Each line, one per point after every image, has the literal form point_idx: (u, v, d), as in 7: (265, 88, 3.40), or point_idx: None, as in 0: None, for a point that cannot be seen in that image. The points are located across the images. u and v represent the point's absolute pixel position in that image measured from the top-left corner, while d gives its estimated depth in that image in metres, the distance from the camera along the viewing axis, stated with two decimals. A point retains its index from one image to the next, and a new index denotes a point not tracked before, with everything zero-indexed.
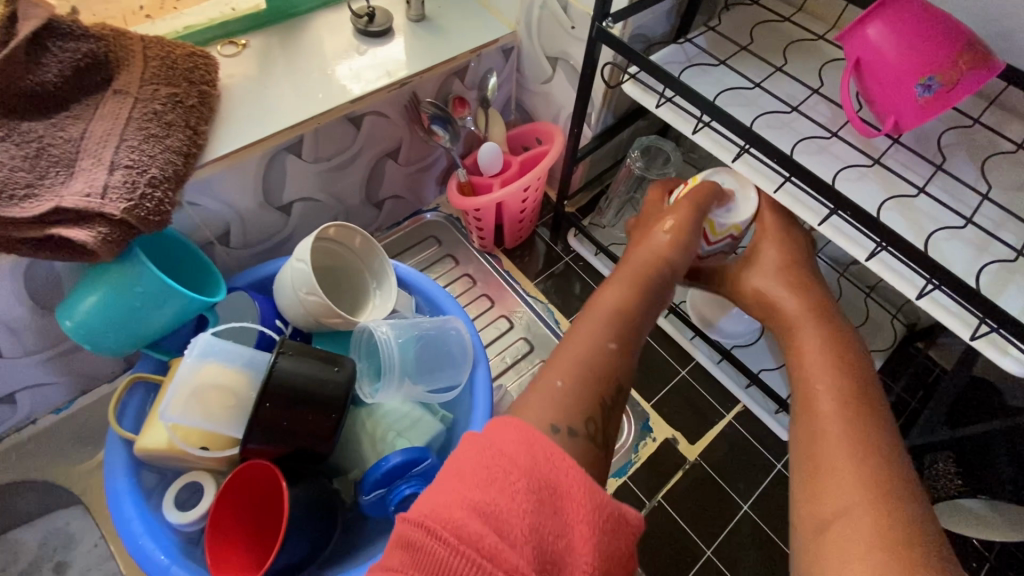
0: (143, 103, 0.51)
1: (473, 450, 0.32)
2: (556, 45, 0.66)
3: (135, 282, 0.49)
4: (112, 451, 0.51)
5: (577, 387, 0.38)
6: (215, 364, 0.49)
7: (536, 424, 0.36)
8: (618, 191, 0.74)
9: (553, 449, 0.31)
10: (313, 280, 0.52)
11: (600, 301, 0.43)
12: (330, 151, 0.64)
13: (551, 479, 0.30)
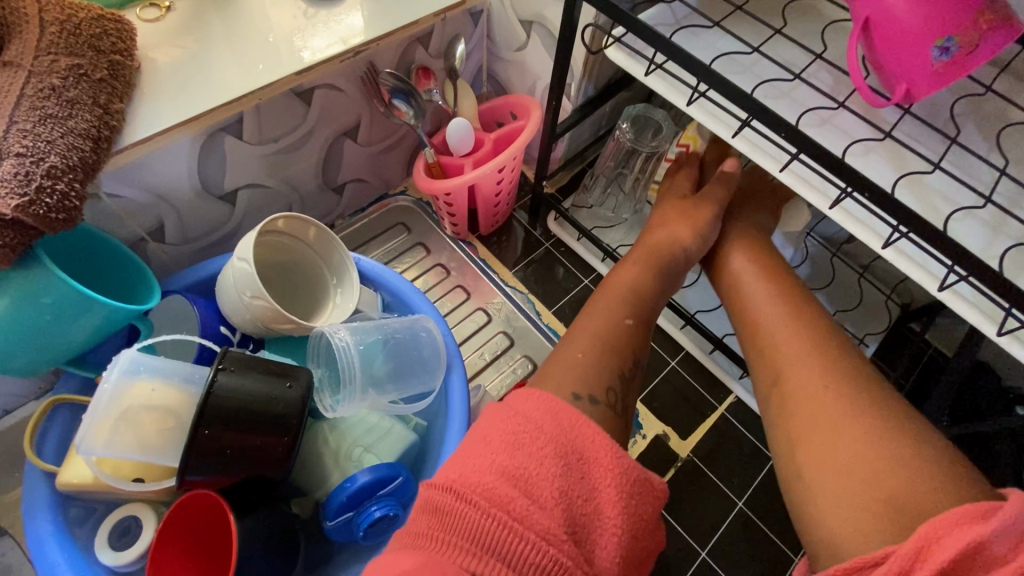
0: (37, 77, 0.43)
1: (500, 417, 0.33)
2: (531, 7, 0.59)
3: (41, 293, 0.41)
4: (31, 487, 0.44)
5: (596, 359, 0.41)
6: (145, 384, 0.43)
7: (558, 393, 0.38)
8: (606, 167, 0.68)
9: (576, 415, 0.33)
10: (257, 283, 0.46)
11: (619, 281, 0.49)
12: (277, 131, 0.57)
13: (577, 445, 0.32)
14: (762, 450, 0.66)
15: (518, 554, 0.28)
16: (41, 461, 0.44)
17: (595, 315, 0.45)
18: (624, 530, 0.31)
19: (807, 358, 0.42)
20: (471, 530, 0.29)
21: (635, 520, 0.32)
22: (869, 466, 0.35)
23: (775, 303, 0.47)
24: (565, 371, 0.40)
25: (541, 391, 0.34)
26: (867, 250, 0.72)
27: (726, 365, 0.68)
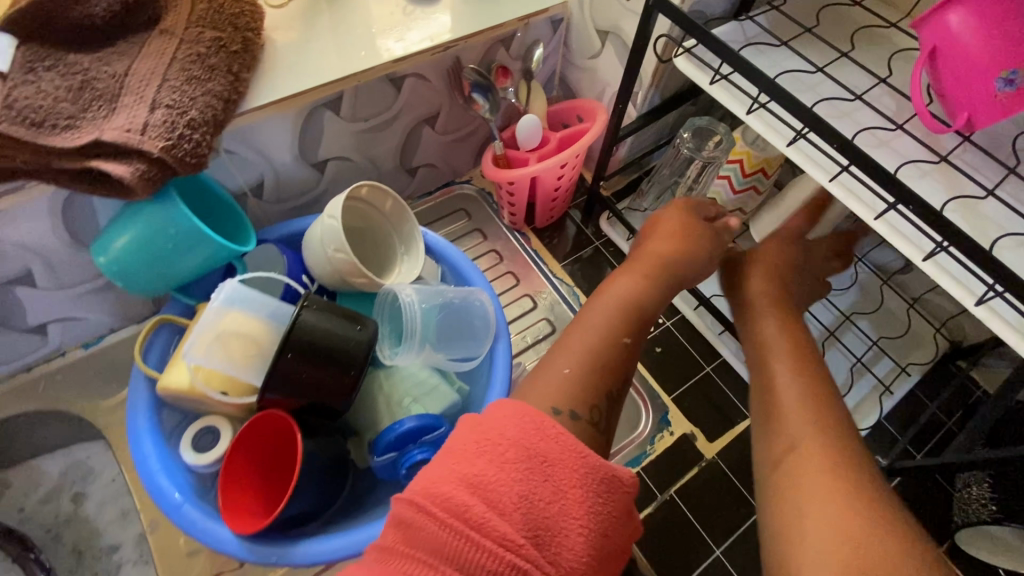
0: (187, 44, 0.50)
1: (471, 427, 0.35)
2: (608, 18, 0.64)
3: (168, 224, 0.50)
4: (135, 387, 0.51)
5: (581, 374, 0.42)
6: (240, 311, 0.49)
7: (539, 405, 0.39)
8: (663, 174, 0.73)
9: (544, 418, 0.35)
10: (342, 238, 0.52)
11: (617, 289, 0.48)
12: (369, 112, 0.64)
13: (539, 448, 0.34)
14: None
15: (474, 558, 0.30)
16: (147, 365, 0.51)
17: (596, 325, 0.45)
18: (589, 529, 0.33)
19: (805, 411, 0.40)
20: (434, 538, 0.30)
21: (600, 519, 0.33)
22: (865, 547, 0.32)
23: (784, 336, 0.47)
24: (548, 378, 0.42)
25: (512, 396, 0.36)
26: (921, 282, 0.72)
27: None
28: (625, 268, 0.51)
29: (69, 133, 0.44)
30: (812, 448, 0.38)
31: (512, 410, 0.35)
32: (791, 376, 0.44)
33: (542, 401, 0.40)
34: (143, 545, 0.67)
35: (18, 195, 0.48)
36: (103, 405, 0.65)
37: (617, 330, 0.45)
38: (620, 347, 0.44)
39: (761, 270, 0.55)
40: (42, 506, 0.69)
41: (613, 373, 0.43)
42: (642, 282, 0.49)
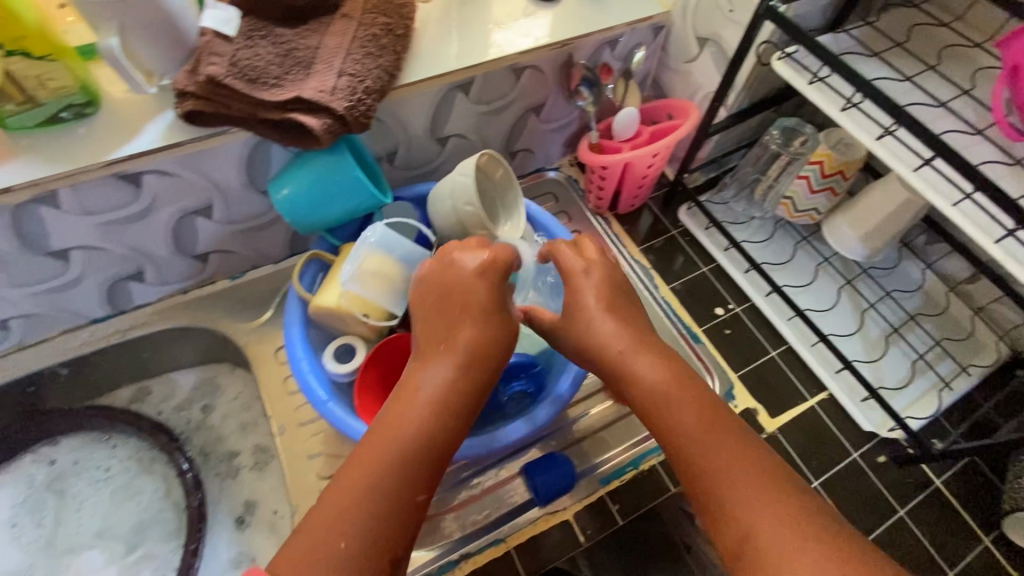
0: (364, 26, 0.61)
1: (316, 525, 0.39)
2: (709, 27, 0.72)
3: (337, 170, 0.61)
4: (290, 303, 0.62)
5: (405, 462, 0.41)
6: (385, 251, 0.59)
7: (360, 494, 0.40)
8: (747, 171, 0.81)
9: (320, 525, 0.39)
10: (472, 193, 0.61)
11: (420, 388, 0.45)
12: (491, 97, 0.73)
13: (318, 562, 0.37)
14: (847, 446, 0.72)
15: None
16: (301, 288, 0.62)
17: (410, 411, 0.44)
18: None
19: (742, 492, 0.39)
20: None
21: None
22: None
23: (665, 371, 0.47)
24: (367, 464, 0.41)
25: (311, 519, 0.39)
26: (986, 292, 0.75)
27: (825, 361, 0.75)
28: (448, 337, 0.48)
29: (276, 90, 0.55)
30: (753, 477, 0.40)
31: (357, 488, 0.40)
32: (658, 400, 0.46)
33: (366, 493, 0.40)
34: (259, 455, 0.77)
35: (222, 137, 0.59)
36: (240, 329, 0.76)
37: (450, 399, 0.45)
38: (448, 430, 0.44)
39: (600, 277, 0.54)
40: (178, 412, 0.80)
41: (429, 439, 0.43)
42: (453, 371, 0.46)
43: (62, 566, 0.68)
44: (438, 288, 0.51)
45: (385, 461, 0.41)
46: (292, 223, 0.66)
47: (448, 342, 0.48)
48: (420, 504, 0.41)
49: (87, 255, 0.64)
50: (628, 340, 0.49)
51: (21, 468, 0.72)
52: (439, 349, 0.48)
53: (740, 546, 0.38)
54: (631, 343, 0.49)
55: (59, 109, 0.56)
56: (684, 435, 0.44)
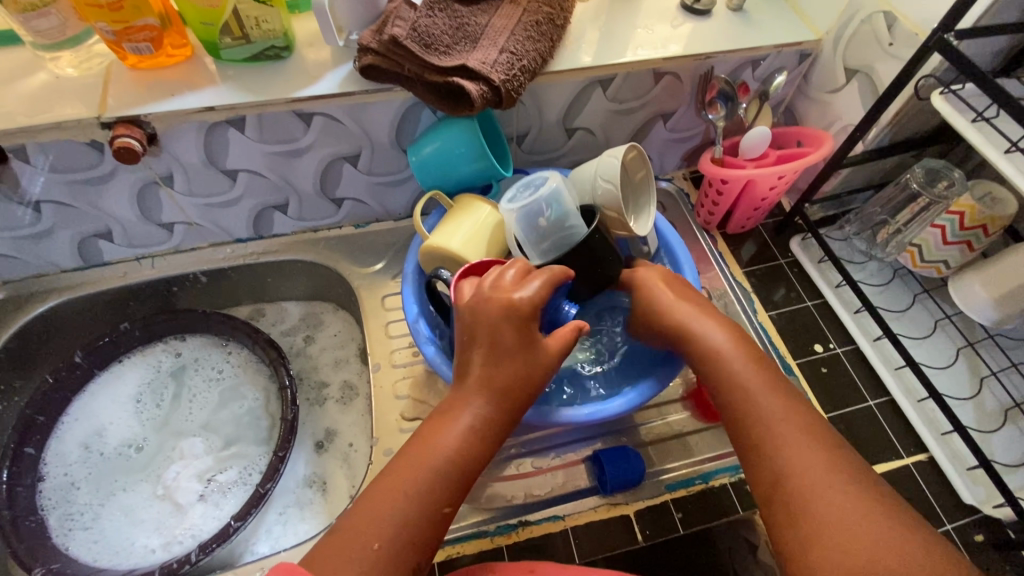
0: (529, 13, 0.66)
1: (383, 501, 0.46)
2: (862, 59, 0.71)
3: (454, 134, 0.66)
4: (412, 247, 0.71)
5: (455, 446, 0.49)
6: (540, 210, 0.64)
7: (419, 468, 0.48)
8: (874, 211, 0.78)
9: (383, 500, 0.46)
10: (615, 171, 0.64)
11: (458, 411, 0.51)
12: (626, 97, 0.76)
13: (394, 522, 0.45)
14: (939, 515, 0.67)
15: None
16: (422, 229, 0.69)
17: (440, 442, 0.49)
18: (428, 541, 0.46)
19: (775, 422, 0.49)
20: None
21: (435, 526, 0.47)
22: (863, 510, 0.43)
23: (721, 335, 0.57)
24: (420, 450, 0.49)
25: (372, 499, 0.47)
26: None
27: (930, 421, 0.71)
28: (485, 372, 0.52)
29: (445, 57, 0.61)
30: (781, 420, 0.49)
31: (397, 501, 0.46)
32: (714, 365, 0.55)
33: (422, 467, 0.48)
34: (345, 390, 0.84)
35: (387, 94, 0.66)
36: (354, 271, 0.83)
37: (491, 415, 0.51)
38: (484, 445, 0.51)
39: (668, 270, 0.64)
40: (283, 336, 0.88)
41: (464, 455, 0.49)
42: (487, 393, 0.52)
43: (167, 445, 0.76)
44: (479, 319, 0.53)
45: (434, 449, 0.49)
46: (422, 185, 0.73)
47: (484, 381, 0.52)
48: (445, 515, 0.48)
49: (250, 178, 0.73)
50: (691, 312, 0.59)
51: (151, 353, 0.81)
52: (476, 388, 0.52)
53: (770, 468, 0.48)
54: (700, 315, 0.59)
55: (264, 48, 0.65)
56: (735, 385, 0.53)
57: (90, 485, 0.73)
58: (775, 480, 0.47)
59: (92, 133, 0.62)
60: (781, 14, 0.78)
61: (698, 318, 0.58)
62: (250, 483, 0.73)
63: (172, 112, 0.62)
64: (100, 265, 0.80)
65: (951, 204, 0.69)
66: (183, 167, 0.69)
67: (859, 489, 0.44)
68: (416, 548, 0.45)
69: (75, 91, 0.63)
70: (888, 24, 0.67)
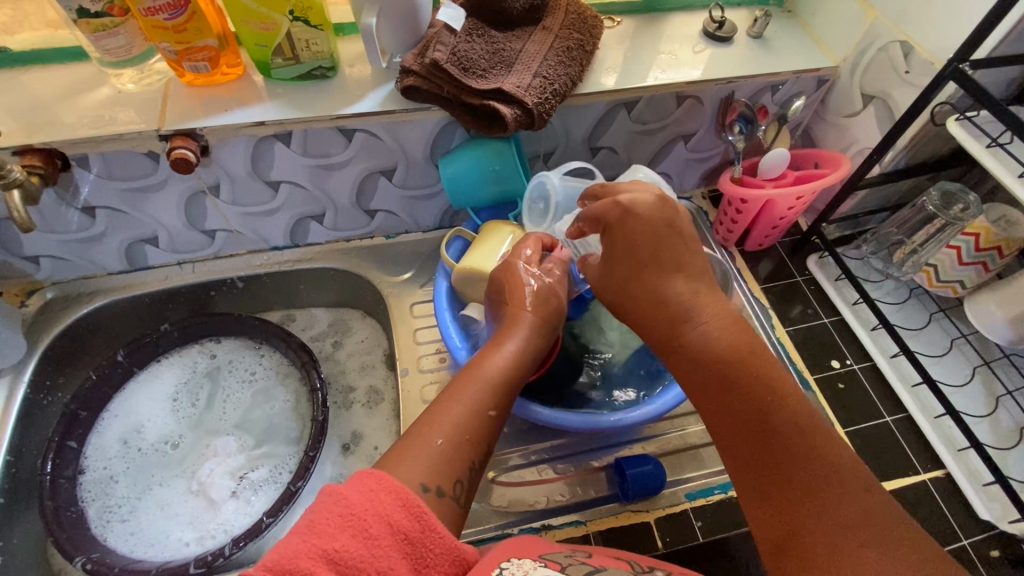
0: (561, 39, 0.70)
1: (455, 407, 0.53)
2: (879, 85, 0.74)
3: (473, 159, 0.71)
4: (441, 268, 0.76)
5: (508, 370, 0.58)
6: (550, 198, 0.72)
7: (483, 384, 0.55)
8: (890, 231, 0.80)
9: (456, 409, 0.53)
10: None
11: (507, 343, 0.60)
12: (650, 119, 0.80)
13: (468, 428, 0.52)
14: (957, 531, 0.67)
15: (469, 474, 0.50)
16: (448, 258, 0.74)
17: (494, 366, 0.57)
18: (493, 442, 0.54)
19: (767, 449, 0.48)
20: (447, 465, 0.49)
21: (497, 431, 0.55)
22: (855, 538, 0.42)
23: (705, 347, 0.55)
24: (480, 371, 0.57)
25: (448, 406, 0.53)
26: None
27: (947, 438, 0.72)
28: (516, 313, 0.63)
29: (482, 81, 0.64)
30: (774, 446, 0.48)
31: (468, 411, 0.53)
32: (723, 378, 0.52)
33: (486, 385, 0.55)
34: (371, 395, 0.86)
35: (424, 113, 0.70)
36: (384, 279, 0.86)
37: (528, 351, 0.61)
38: (522, 370, 0.59)
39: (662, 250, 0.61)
40: (312, 341, 0.91)
41: (508, 376, 0.58)
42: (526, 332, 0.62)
43: (202, 443, 0.79)
44: (508, 280, 0.66)
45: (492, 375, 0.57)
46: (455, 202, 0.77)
47: (518, 322, 0.63)
48: (492, 420, 0.54)
49: (291, 189, 0.76)
50: (674, 315, 0.58)
51: (187, 354, 0.85)
52: (511, 329, 0.62)
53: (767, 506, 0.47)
54: (682, 321, 0.57)
55: (311, 68, 0.69)
56: (724, 412, 0.51)
57: (128, 479, 0.76)
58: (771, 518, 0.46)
59: (150, 144, 0.66)
60: (800, 41, 0.81)
61: (681, 319, 0.58)
62: (281, 482, 0.76)
63: (225, 126, 0.66)
64: (144, 268, 0.84)
65: (967, 225, 0.70)
66: (229, 178, 0.73)
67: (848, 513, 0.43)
68: (468, 444, 0.51)
69: (135, 104, 0.67)
70: (904, 52, 0.70)
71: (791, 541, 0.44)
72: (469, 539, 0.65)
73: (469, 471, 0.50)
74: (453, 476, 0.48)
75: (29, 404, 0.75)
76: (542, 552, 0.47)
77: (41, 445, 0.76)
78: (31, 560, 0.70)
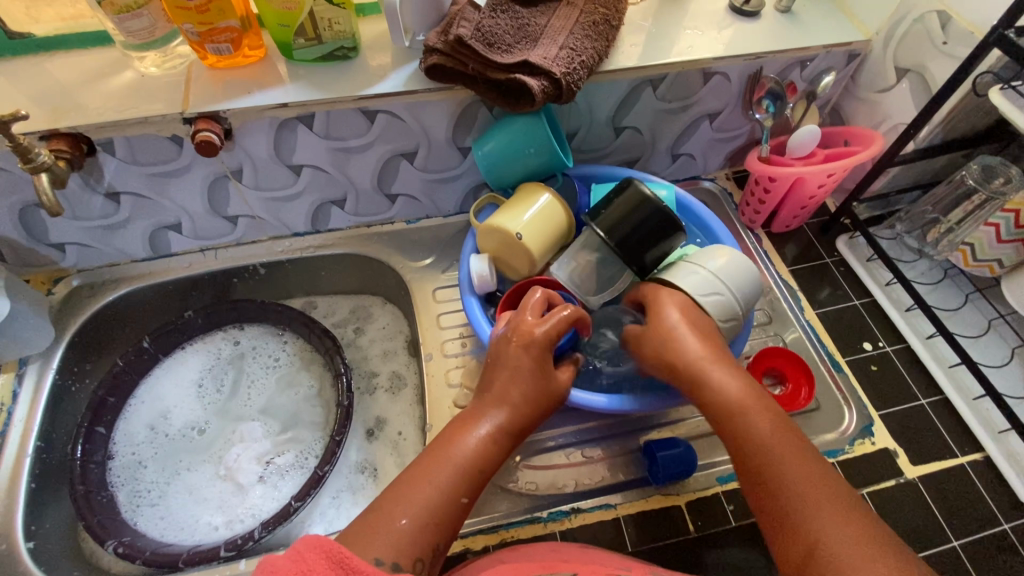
0: (586, 14, 0.68)
1: (416, 485, 0.51)
2: (914, 57, 0.72)
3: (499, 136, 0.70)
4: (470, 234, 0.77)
5: (481, 451, 0.55)
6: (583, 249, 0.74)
7: (451, 461, 0.53)
8: (924, 209, 0.78)
9: (416, 484, 0.52)
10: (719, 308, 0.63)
11: (480, 420, 0.57)
12: (675, 97, 0.78)
13: (431, 513, 0.50)
14: (998, 515, 0.66)
15: (426, 552, 0.48)
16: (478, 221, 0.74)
17: (465, 442, 0.55)
18: (451, 529, 0.51)
19: (789, 477, 0.51)
20: (395, 541, 0.47)
21: (457, 516, 0.52)
22: (870, 550, 0.46)
23: (733, 386, 0.57)
24: (449, 449, 0.54)
25: (409, 481, 0.52)
26: None
27: (986, 420, 0.70)
28: (499, 379, 0.60)
29: (507, 55, 0.63)
30: (795, 474, 0.51)
31: (427, 492, 0.51)
32: (743, 421, 0.55)
33: (451, 463, 0.53)
34: (394, 380, 0.86)
35: (447, 92, 0.69)
36: (405, 264, 0.85)
37: (509, 429, 0.57)
38: (495, 451, 0.56)
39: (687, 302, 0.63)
40: (334, 328, 0.91)
41: (479, 459, 0.55)
42: (509, 407, 0.58)
43: (228, 429, 0.79)
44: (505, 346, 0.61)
45: (460, 456, 0.54)
46: (485, 173, 0.75)
47: (499, 396, 0.59)
48: (464, 505, 0.53)
49: (313, 173, 0.76)
50: (705, 359, 0.59)
51: (211, 341, 0.85)
52: (493, 401, 0.59)
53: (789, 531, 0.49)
54: (713, 365, 0.59)
55: (334, 49, 0.68)
56: (745, 443, 0.54)
57: (157, 464, 0.76)
58: (791, 542, 0.49)
59: (174, 127, 0.66)
60: (830, 15, 0.79)
61: (709, 354, 0.60)
62: (307, 467, 0.76)
63: (248, 108, 0.66)
64: (167, 255, 0.84)
65: (1012, 199, 0.68)
66: (252, 162, 0.72)
67: (858, 533, 0.47)
68: (429, 529, 0.49)
69: (159, 88, 0.67)
70: (942, 23, 0.68)
71: (810, 561, 0.47)
72: (500, 522, 0.65)
73: (432, 555, 0.49)
74: (415, 556, 0.48)
75: (58, 389, 0.76)
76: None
77: (70, 430, 0.77)
78: (63, 543, 0.71)
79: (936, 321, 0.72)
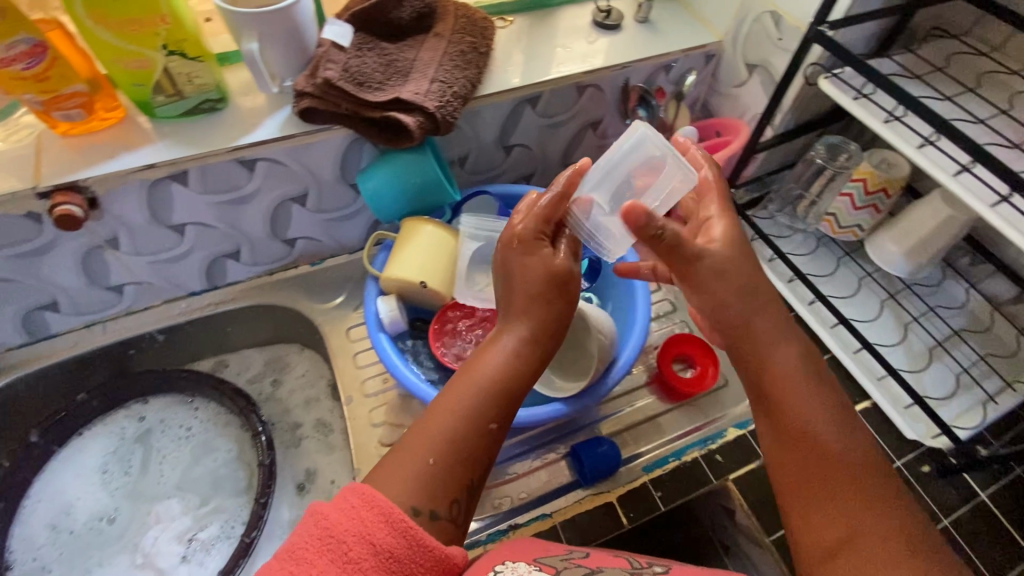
0: (453, 43, 0.70)
1: (444, 419, 0.46)
2: (759, 54, 0.79)
3: (377, 180, 0.70)
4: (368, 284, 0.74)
5: (506, 369, 0.49)
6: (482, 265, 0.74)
7: (474, 385, 0.48)
8: (791, 188, 0.85)
9: (439, 422, 0.46)
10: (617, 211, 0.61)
11: (500, 338, 0.51)
12: (556, 111, 0.81)
13: (463, 447, 0.45)
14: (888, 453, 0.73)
15: (460, 486, 0.44)
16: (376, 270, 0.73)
17: (487, 366, 0.49)
18: (485, 463, 0.46)
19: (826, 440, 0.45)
20: (427, 480, 0.43)
21: (490, 448, 0.47)
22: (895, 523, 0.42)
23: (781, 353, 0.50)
24: (471, 373, 0.49)
25: (436, 414, 0.47)
26: None
27: (867, 369, 0.78)
28: (511, 297, 0.53)
29: (379, 93, 0.64)
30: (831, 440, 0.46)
31: (455, 423, 0.46)
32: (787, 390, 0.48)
33: (477, 390, 0.48)
34: (320, 428, 0.83)
35: (327, 133, 0.68)
36: (315, 308, 0.84)
37: (533, 345, 0.51)
38: (523, 370, 0.50)
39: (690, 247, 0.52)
40: (250, 384, 0.87)
41: (508, 382, 0.49)
42: (526, 324, 0.52)
43: (142, 512, 0.74)
44: (511, 268, 0.54)
45: (481, 382, 0.48)
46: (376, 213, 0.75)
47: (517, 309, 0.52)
48: (493, 432, 0.47)
49: (199, 230, 0.73)
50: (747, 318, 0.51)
51: (112, 421, 0.79)
52: (511, 317, 0.52)
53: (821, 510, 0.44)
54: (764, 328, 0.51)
55: (199, 102, 0.66)
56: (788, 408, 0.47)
57: (64, 566, 0.70)
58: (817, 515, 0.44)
59: (29, 204, 0.61)
60: (683, 21, 0.86)
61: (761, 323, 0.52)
62: (234, 536, 0.72)
63: (111, 175, 0.62)
64: (48, 338, 0.77)
65: (858, 169, 0.76)
66: (129, 228, 0.69)
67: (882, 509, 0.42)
68: (462, 462, 0.45)
69: (6, 164, 0.62)
70: (775, 21, 0.75)
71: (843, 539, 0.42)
72: None
73: (468, 492, 0.45)
74: (450, 498, 0.44)
75: None
76: (539, 556, 0.45)
77: None
78: None
79: (814, 288, 0.78)
